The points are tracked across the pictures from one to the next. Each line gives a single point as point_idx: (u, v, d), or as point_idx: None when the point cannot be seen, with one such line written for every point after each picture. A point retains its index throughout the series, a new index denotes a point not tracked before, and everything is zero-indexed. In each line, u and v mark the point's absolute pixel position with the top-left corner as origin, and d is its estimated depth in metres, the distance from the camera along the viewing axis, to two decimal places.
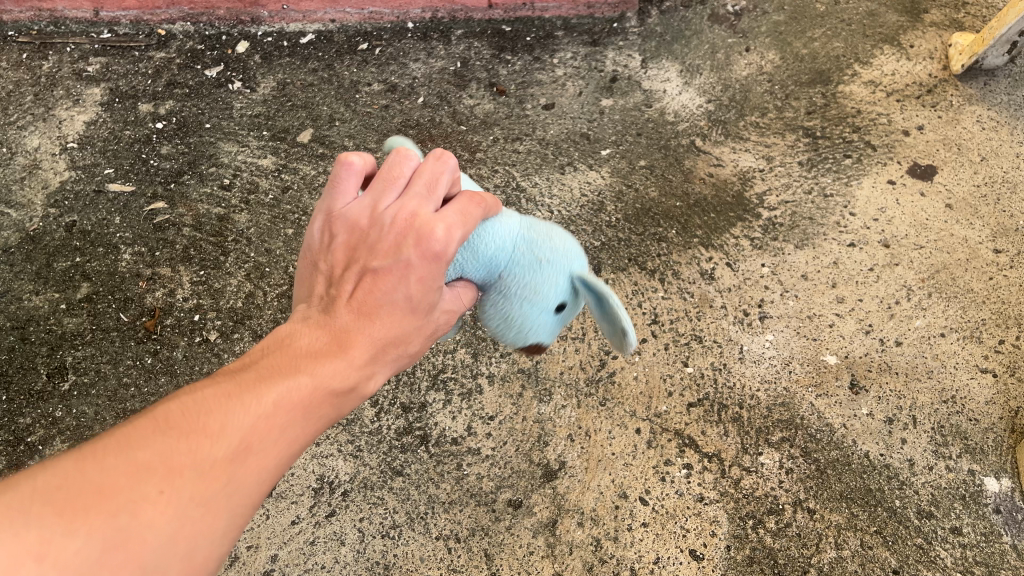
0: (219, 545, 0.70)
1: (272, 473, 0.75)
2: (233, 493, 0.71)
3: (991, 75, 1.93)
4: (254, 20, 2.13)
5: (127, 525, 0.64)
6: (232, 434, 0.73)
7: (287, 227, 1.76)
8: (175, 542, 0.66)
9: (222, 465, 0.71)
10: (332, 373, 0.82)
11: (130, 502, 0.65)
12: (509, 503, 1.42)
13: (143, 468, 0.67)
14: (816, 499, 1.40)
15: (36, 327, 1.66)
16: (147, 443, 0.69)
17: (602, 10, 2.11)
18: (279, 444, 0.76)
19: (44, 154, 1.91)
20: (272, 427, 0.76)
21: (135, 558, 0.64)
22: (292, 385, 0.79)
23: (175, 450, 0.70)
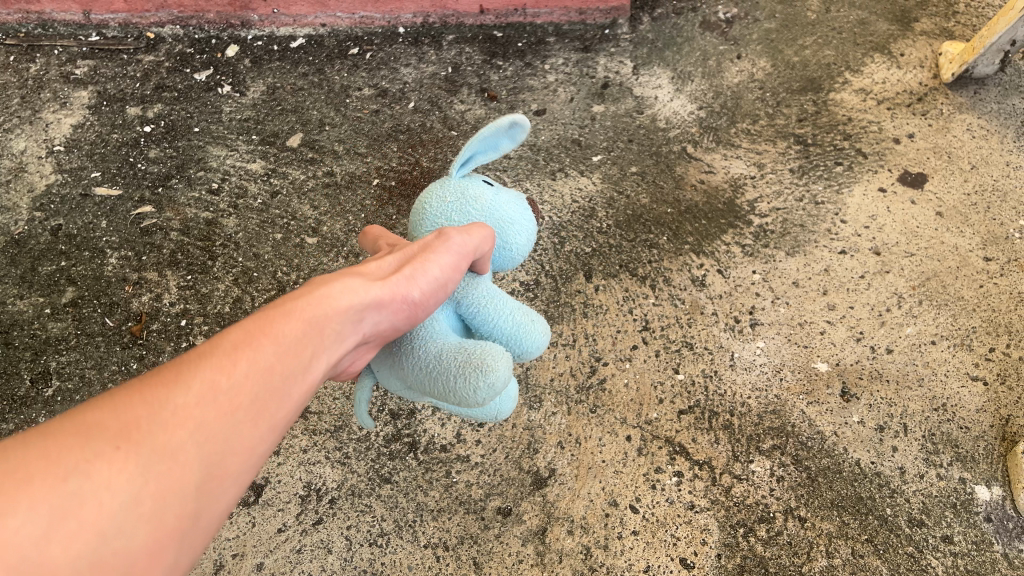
0: (196, 503, 0.63)
1: (248, 424, 0.69)
2: (201, 446, 0.64)
3: (981, 84, 1.94)
4: (244, 24, 2.12)
5: (80, 488, 0.57)
6: (191, 386, 0.66)
7: (275, 232, 1.75)
8: (139, 502, 0.59)
9: (186, 415, 0.64)
10: (299, 323, 0.76)
11: (81, 461, 0.58)
12: (498, 510, 1.40)
13: (89, 430, 0.60)
14: (808, 507, 1.39)
15: (20, 332, 1.64)
16: (96, 409, 0.62)
17: (594, 16, 2.11)
18: (250, 390, 0.69)
19: (30, 157, 1.90)
20: (239, 375, 0.69)
21: (93, 520, 0.56)
22: (259, 338, 0.72)
23: (127, 407, 0.63)
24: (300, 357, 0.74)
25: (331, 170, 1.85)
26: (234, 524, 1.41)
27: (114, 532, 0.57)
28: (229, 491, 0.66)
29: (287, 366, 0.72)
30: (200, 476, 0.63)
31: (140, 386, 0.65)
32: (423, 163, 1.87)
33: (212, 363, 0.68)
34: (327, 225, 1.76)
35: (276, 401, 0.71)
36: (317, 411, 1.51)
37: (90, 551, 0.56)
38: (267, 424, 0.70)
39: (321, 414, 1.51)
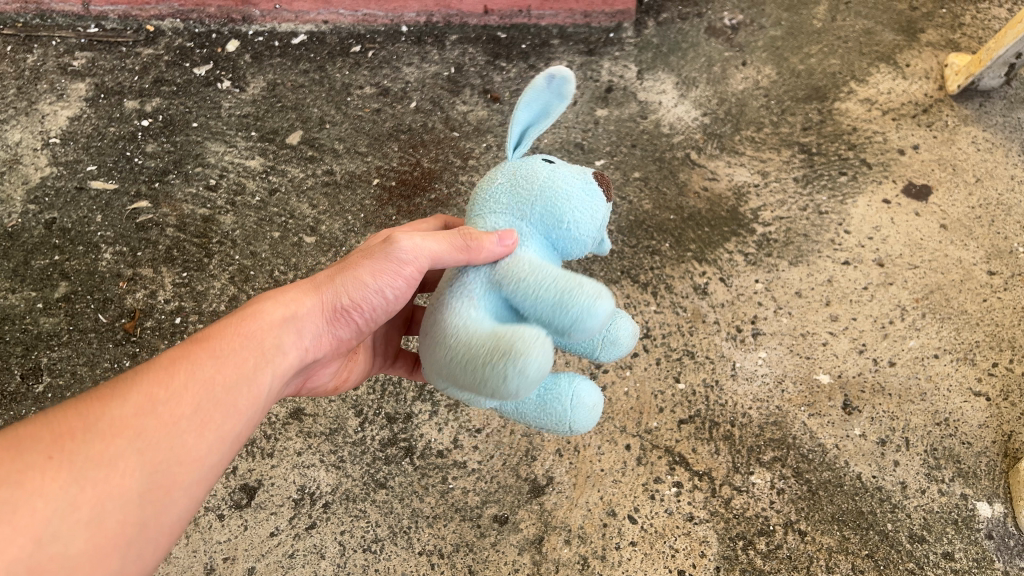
0: (138, 504, 0.77)
1: (188, 426, 0.82)
2: (140, 457, 0.78)
3: (987, 96, 1.93)
4: (245, 19, 2.10)
5: (12, 497, 0.70)
6: (131, 399, 0.81)
7: (273, 230, 1.73)
8: (75, 509, 0.72)
9: (125, 421, 0.79)
10: (241, 339, 0.92)
11: (13, 477, 0.72)
12: (495, 518, 1.38)
13: (39, 440, 0.75)
14: (807, 521, 1.38)
15: (11, 326, 1.62)
16: (43, 421, 0.78)
17: (599, 20, 2.09)
18: (184, 407, 0.83)
19: (25, 149, 1.87)
20: (174, 392, 0.83)
21: (28, 530, 0.69)
22: (205, 353, 0.89)
23: (66, 421, 0.78)
24: (241, 371, 0.89)
25: (331, 168, 1.82)
26: (226, 526, 1.38)
27: (51, 538, 0.70)
28: (168, 498, 0.79)
29: (232, 378, 0.88)
30: (140, 483, 0.77)
31: (110, 393, 0.82)
32: (424, 164, 1.85)
33: (155, 379, 0.84)
34: (326, 224, 1.74)
35: (216, 410, 0.85)
36: (313, 413, 1.48)
37: (24, 556, 0.68)
38: (208, 434, 0.84)
39: (316, 416, 1.48)
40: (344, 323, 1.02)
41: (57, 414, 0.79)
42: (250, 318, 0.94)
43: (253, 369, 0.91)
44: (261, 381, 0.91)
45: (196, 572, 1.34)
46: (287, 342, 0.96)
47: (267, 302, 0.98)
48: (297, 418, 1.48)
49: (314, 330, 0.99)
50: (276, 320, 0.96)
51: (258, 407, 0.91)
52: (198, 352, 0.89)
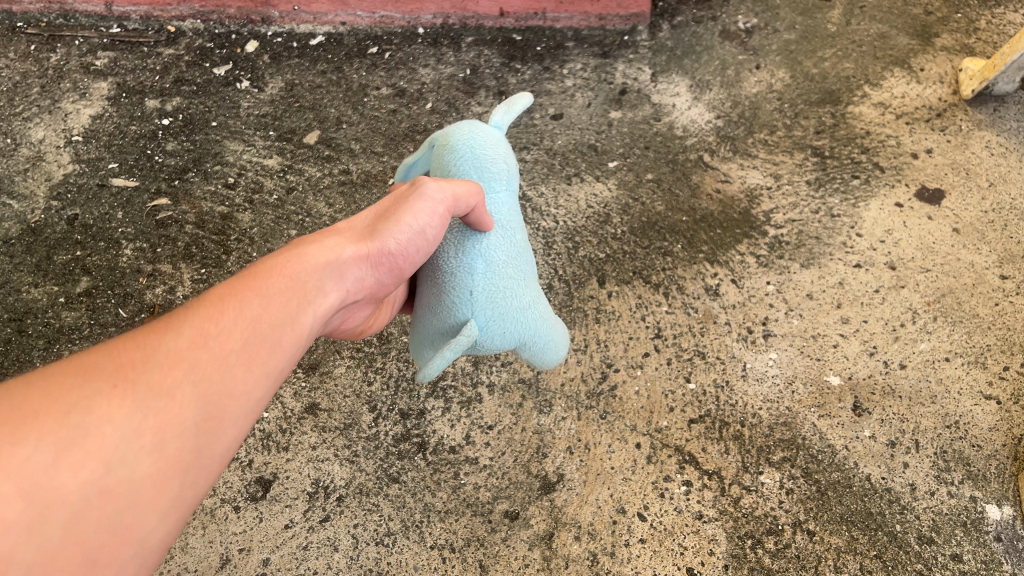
0: (195, 433, 0.77)
1: (239, 359, 0.83)
2: (195, 387, 0.78)
3: (1001, 101, 1.93)
4: (264, 20, 2.12)
5: (80, 422, 0.70)
6: (185, 331, 0.81)
7: (290, 228, 1.75)
8: (139, 435, 0.72)
9: (179, 352, 0.79)
10: (286, 277, 0.92)
11: (79, 403, 0.71)
12: (505, 514, 1.40)
13: (98, 369, 0.75)
14: (816, 521, 1.39)
15: (34, 320, 1.65)
16: (97, 353, 0.77)
17: (614, 23, 2.11)
18: (235, 343, 0.84)
19: (48, 146, 1.90)
20: (224, 328, 0.84)
21: (96, 454, 0.69)
22: (252, 291, 0.88)
23: (122, 353, 0.77)
24: (286, 310, 0.89)
25: (347, 168, 1.85)
26: (242, 518, 1.41)
27: (117, 463, 0.70)
28: (222, 428, 0.80)
29: (278, 315, 0.88)
30: (196, 413, 0.77)
31: (163, 326, 0.82)
32: None
33: (205, 314, 0.84)
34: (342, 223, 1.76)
35: (263, 346, 0.86)
36: (328, 408, 1.51)
37: (93, 479, 0.69)
38: (254, 370, 0.84)
39: (331, 411, 1.50)
40: (381, 269, 1.01)
41: (111, 347, 0.78)
42: (292, 259, 0.94)
43: (296, 310, 0.90)
44: (302, 322, 0.91)
45: (212, 562, 1.37)
46: (328, 285, 0.95)
47: (309, 245, 0.97)
48: (312, 413, 1.50)
49: (356, 273, 0.99)
50: (320, 262, 0.95)
51: (299, 347, 0.91)
52: (242, 291, 0.88)
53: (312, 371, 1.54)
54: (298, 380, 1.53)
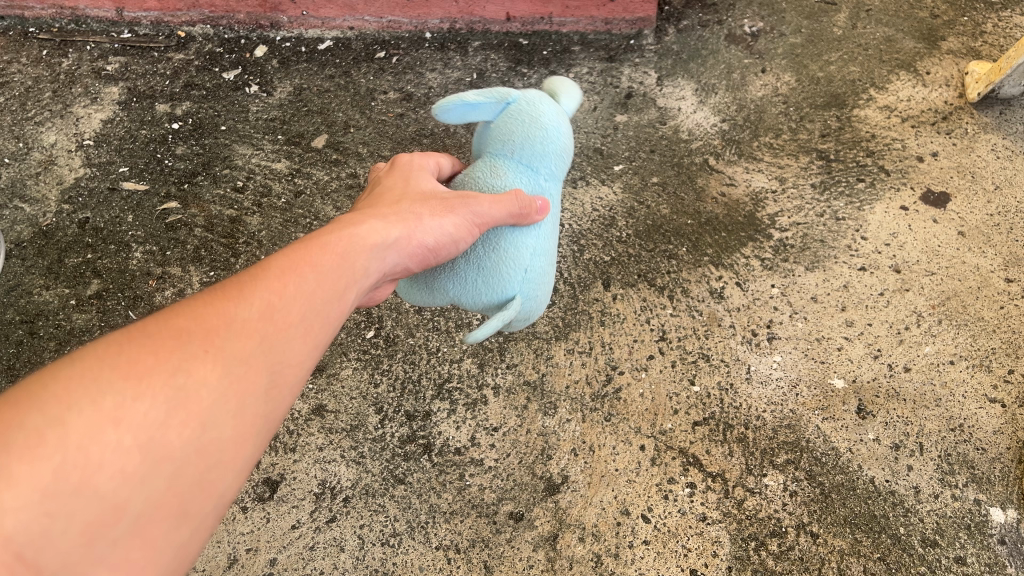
0: (266, 400, 0.80)
1: (303, 331, 0.85)
2: (265, 358, 0.80)
3: (1007, 104, 1.93)
4: (273, 25, 2.14)
5: (183, 382, 0.73)
6: (256, 300, 0.83)
7: (298, 232, 1.77)
8: (227, 399, 0.75)
9: (253, 323, 0.81)
10: (340, 251, 0.93)
11: (178, 364, 0.74)
12: (510, 515, 1.41)
13: (183, 335, 0.76)
14: (819, 523, 1.39)
15: (45, 322, 1.66)
16: (176, 315, 0.78)
17: (620, 27, 2.12)
18: (298, 313, 0.85)
19: (60, 150, 1.92)
20: (289, 299, 0.86)
21: (193, 414, 0.73)
22: (310, 263, 0.90)
23: (204, 317, 0.79)
24: (340, 286, 0.91)
25: (355, 171, 1.86)
26: (249, 519, 1.42)
27: (208, 424, 0.74)
28: (285, 395, 0.82)
29: (333, 289, 0.90)
30: (264, 380, 0.80)
31: (234, 292, 0.83)
32: None
33: (270, 285, 0.85)
34: None
35: (320, 318, 0.87)
36: (334, 409, 1.52)
37: (190, 438, 0.72)
38: (312, 342, 0.86)
39: (338, 412, 1.52)
40: (413, 258, 1.00)
41: (190, 310, 0.80)
42: (342, 238, 0.94)
43: (348, 286, 0.92)
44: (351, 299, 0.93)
45: (220, 562, 1.38)
46: (373, 267, 0.95)
47: (357, 224, 0.97)
48: (319, 414, 1.52)
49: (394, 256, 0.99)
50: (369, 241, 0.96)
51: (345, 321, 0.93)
52: (302, 263, 0.89)
53: (319, 373, 1.56)
54: (305, 382, 1.55)
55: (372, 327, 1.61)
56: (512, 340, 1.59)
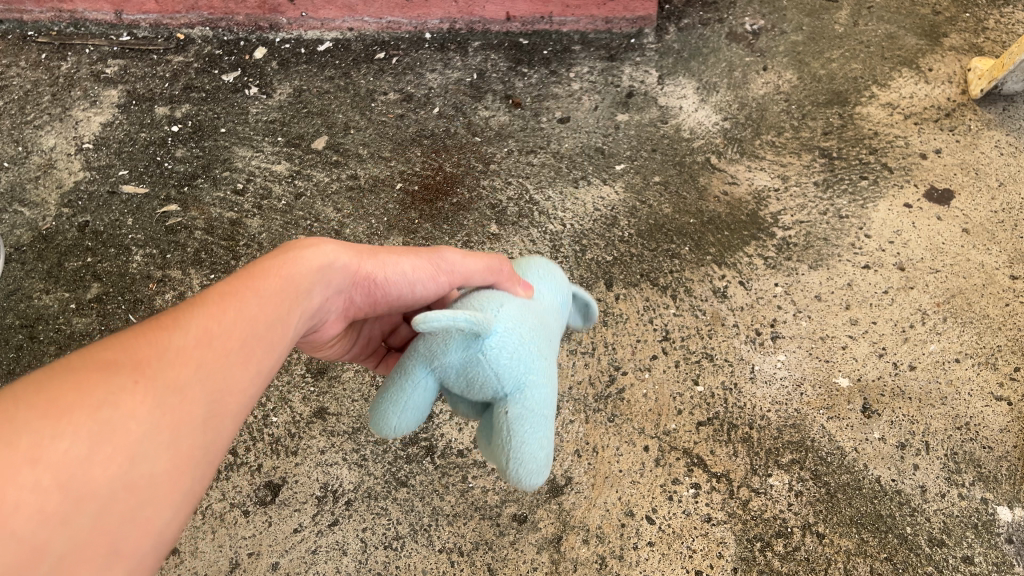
0: (208, 432, 0.70)
1: (245, 356, 0.76)
2: (205, 385, 0.71)
3: (1010, 101, 1.92)
4: (272, 26, 2.14)
5: (109, 417, 0.62)
6: (190, 326, 0.73)
7: (298, 234, 1.76)
8: (160, 432, 0.65)
9: (189, 350, 0.71)
10: (281, 278, 0.86)
11: (104, 396, 0.63)
12: (514, 517, 1.39)
13: (111, 365, 0.66)
14: (825, 523, 1.38)
15: (45, 325, 1.65)
16: (106, 346, 0.69)
17: (620, 26, 2.12)
18: (242, 334, 0.77)
19: (59, 154, 1.91)
20: (232, 320, 0.77)
21: (121, 450, 0.62)
22: (252, 289, 0.82)
23: (136, 345, 0.69)
24: (283, 310, 0.84)
25: (355, 173, 1.86)
26: (251, 522, 1.41)
27: (141, 458, 0.63)
28: (225, 426, 0.72)
29: (275, 314, 0.82)
30: (203, 410, 0.70)
31: (166, 321, 0.73)
32: (446, 169, 1.87)
33: (209, 310, 0.76)
34: (350, 228, 1.76)
35: (263, 343, 0.79)
36: (336, 412, 1.51)
37: (120, 474, 0.62)
38: (256, 368, 0.77)
39: (339, 415, 1.51)
40: (360, 289, 1.00)
41: (115, 342, 0.69)
42: (284, 262, 0.88)
43: (291, 311, 0.85)
44: (294, 325, 0.85)
45: (222, 566, 1.37)
46: (318, 293, 0.91)
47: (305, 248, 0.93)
48: (320, 417, 1.51)
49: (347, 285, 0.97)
50: (312, 267, 0.91)
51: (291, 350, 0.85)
52: (241, 286, 0.81)
53: (320, 375, 1.55)
54: (306, 384, 1.54)
55: None
56: None
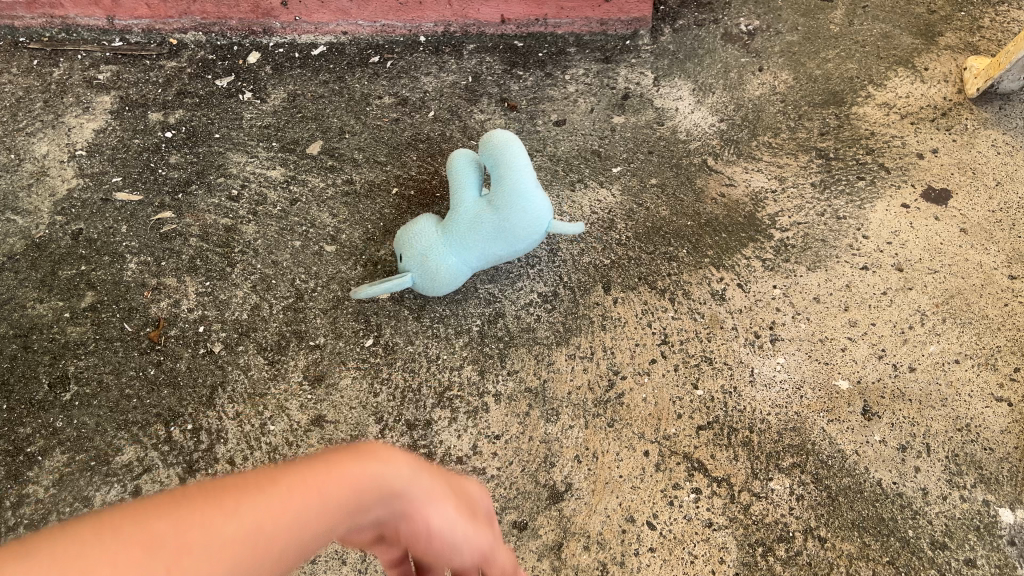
0: None
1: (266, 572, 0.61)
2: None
3: (1006, 100, 1.92)
4: (266, 31, 2.13)
5: None
6: (232, 523, 0.60)
7: (294, 239, 1.74)
8: None
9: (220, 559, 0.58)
10: (352, 486, 0.68)
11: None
12: (514, 524, 1.39)
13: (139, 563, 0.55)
14: (827, 527, 1.37)
15: (39, 335, 1.61)
16: (129, 514, 0.58)
17: (615, 27, 2.12)
18: (287, 546, 0.62)
19: (52, 161, 1.88)
20: (284, 528, 0.62)
21: None
22: (320, 483, 0.66)
23: (174, 535, 0.57)
24: (343, 516, 0.67)
25: (350, 178, 1.85)
26: None
27: None
28: None
29: (336, 514, 0.66)
30: None
31: (224, 496, 0.61)
32: (442, 173, 1.86)
33: (259, 511, 0.61)
34: (346, 233, 1.75)
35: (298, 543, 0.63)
36: (334, 420, 1.50)
37: None
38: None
39: (338, 423, 1.50)
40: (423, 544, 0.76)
41: (150, 514, 0.58)
42: (362, 472, 0.69)
43: (363, 513, 0.69)
44: (354, 530, 0.69)
45: None
46: (383, 510, 0.71)
47: (393, 457, 0.73)
48: (318, 425, 1.49)
49: (423, 490, 0.75)
50: (394, 484, 0.72)
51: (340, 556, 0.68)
52: (311, 481, 0.66)
53: (318, 383, 1.54)
54: (304, 392, 1.53)
55: (371, 335, 1.59)
56: (512, 346, 1.58)
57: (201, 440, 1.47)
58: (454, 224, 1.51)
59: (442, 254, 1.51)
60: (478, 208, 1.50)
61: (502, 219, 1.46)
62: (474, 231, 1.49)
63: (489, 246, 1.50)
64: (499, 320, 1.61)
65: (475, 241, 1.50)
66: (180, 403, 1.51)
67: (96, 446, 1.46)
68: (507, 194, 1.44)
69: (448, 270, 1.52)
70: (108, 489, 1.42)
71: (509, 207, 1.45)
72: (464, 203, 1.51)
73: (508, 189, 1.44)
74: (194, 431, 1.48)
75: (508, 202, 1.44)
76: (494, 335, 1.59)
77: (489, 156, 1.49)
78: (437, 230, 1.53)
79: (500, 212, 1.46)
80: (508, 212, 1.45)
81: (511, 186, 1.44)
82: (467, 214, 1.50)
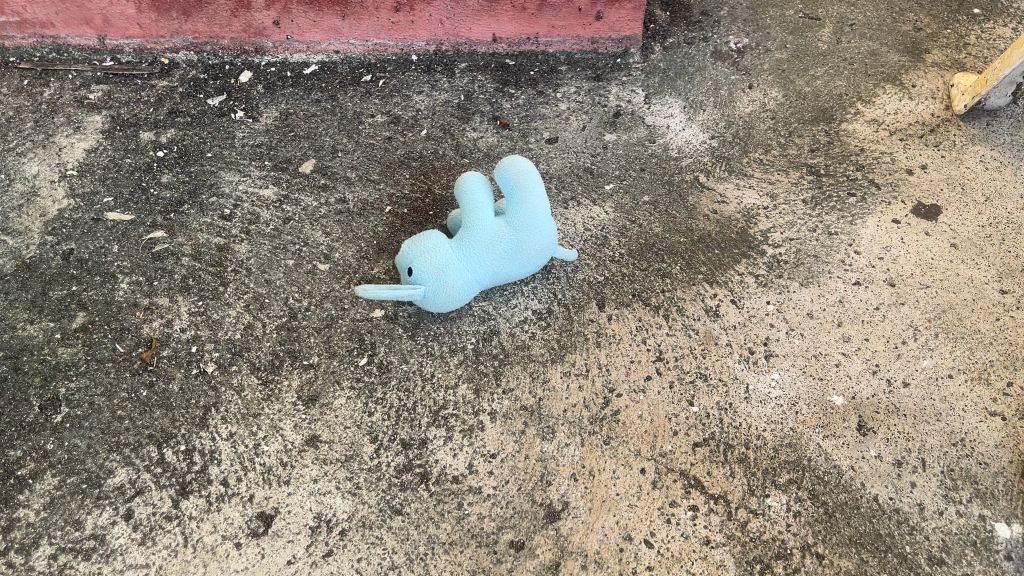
0: None
1: None
2: None
3: (994, 116, 1.94)
4: (258, 50, 2.14)
5: None
6: None
7: (287, 258, 1.73)
8: None
9: None
10: None
11: None
12: (511, 544, 1.37)
13: None
14: (825, 544, 1.36)
15: (28, 357, 1.59)
16: None
17: (606, 46, 2.14)
18: None
19: (43, 180, 1.87)
20: None
21: None
22: None
23: None
24: None
25: (343, 197, 1.85)
26: (243, 555, 1.35)
27: None
28: None
29: None
30: None
31: None
32: (435, 190, 1.87)
33: None
34: (339, 252, 1.75)
35: None
36: (328, 440, 1.48)
37: None
38: None
39: (332, 443, 1.48)
40: None
41: None
42: None
43: None
44: None
45: None
46: None
47: None
48: (312, 445, 1.48)
49: None
50: None
51: None
52: None
53: (312, 403, 1.53)
54: (297, 412, 1.51)
55: (365, 354, 1.59)
56: (507, 364, 1.58)
57: (194, 462, 1.45)
58: (472, 242, 1.51)
59: (457, 271, 1.51)
60: (496, 228, 1.51)
61: (519, 239, 1.52)
62: (492, 251, 1.52)
63: (502, 263, 1.54)
64: (493, 338, 1.61)
65: (490, 259, 1.53)
66: (173, 424, 1.50)
67: (88, 468, 1.45)
68: (526, 217, 1.50)
69: (460, 285, 1.52)
70: (100, 512, 1.40)
71: (526, 228, 1.51)
72: (481, 222, 1.50)
73: (528, 213, 1.50)
74: (188, 452, 1.46)
75: (530, 225, 1.51)
76: (488, 353, 1.59)
77: (508, 180, 1.49)
78: (450, 245, 1.52)
79: (518, 233, 1.51)
80: (527, 234, 1.51)
81: (534, 209, 1.50)
82: (485, 234, 1.51)
